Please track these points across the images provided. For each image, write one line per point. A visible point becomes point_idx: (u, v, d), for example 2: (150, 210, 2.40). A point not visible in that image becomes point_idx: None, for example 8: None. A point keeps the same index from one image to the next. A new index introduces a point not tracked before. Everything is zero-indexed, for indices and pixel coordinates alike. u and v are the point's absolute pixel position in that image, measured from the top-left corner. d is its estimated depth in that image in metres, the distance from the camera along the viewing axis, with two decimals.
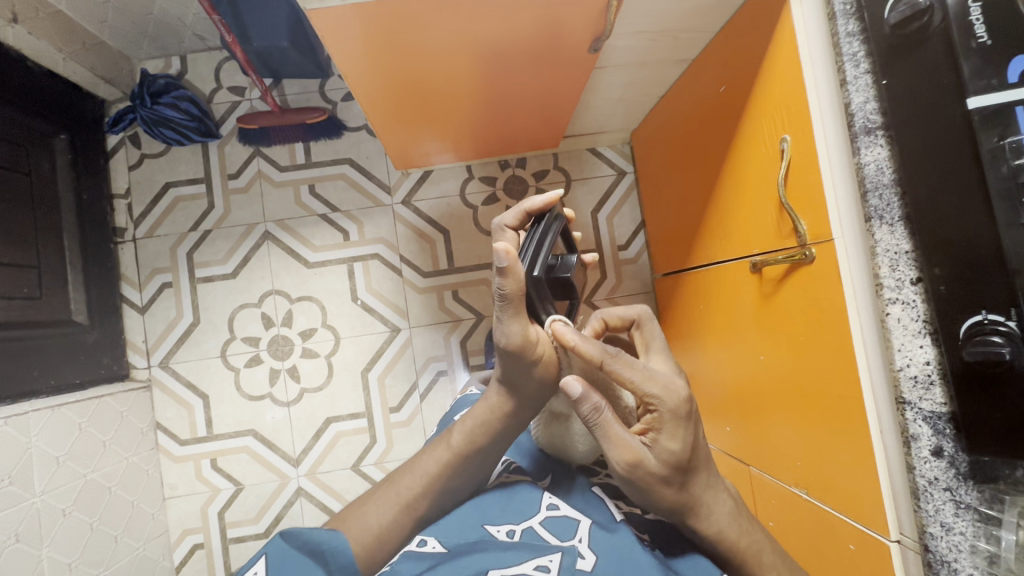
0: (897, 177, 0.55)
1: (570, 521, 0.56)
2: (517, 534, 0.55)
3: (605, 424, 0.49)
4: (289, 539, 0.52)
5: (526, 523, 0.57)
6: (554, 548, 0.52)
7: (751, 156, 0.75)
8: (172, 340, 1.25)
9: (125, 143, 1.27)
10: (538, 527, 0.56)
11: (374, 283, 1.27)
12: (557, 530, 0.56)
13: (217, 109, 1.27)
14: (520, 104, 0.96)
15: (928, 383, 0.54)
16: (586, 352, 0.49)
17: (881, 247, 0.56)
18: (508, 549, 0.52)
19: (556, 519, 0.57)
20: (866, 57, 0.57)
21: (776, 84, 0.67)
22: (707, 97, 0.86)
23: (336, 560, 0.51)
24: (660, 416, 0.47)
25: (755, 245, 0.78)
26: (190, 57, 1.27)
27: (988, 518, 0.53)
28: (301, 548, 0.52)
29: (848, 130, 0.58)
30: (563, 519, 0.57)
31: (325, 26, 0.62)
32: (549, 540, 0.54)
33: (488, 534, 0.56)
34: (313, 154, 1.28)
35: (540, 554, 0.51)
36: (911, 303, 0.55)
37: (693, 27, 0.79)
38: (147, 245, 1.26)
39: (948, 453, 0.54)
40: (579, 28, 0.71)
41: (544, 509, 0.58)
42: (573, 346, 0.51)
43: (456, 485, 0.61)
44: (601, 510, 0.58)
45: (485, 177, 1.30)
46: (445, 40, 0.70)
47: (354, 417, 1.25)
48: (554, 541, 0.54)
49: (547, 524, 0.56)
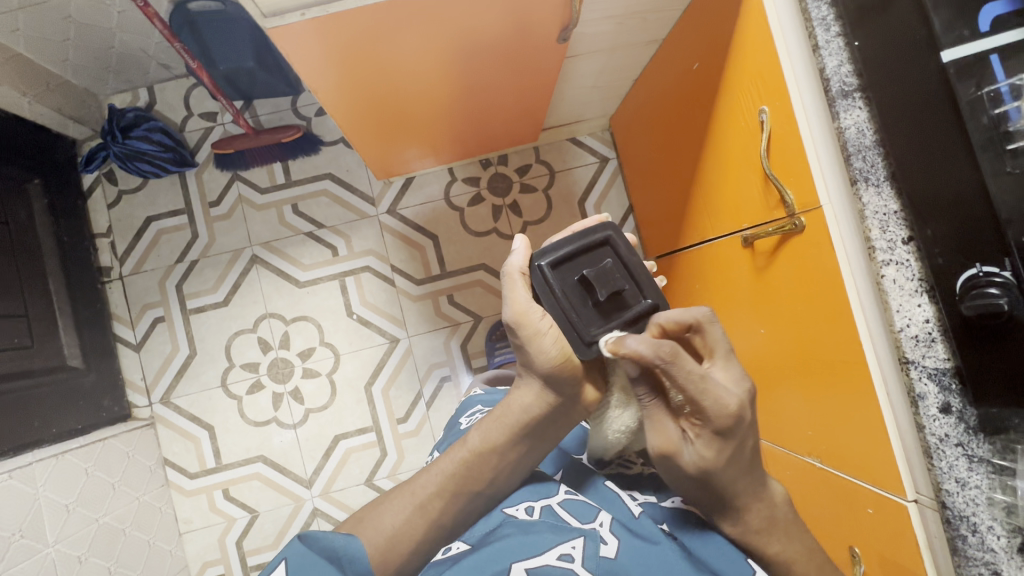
0: (878, 138, 0.55)
1: (591, 507, 0.58)
2: (537, 510, 0.58)
3: (653, 409, 0.55)
4: (306, 542, 0.54)
5: (545, 501, 0.60)
6: (576, 532, 0.53)
7: (731, 132, 0.75)
8: (171, 375, 1.24)
9: (100, 181, 1.25)
10: (558, 507, 0.58)
11: (368, 296, 1.26)
12: (578, 514, 0.57)
13: (191, 136, 1.26)
14: (494, 100, 0.95)
15: (929, 341, 0.54)
16: (643, 350, 0.51)
17: (870, 210, 0.55)
18: (530, 530, 0.53)
19: (574, 503, 0.59)
20: (836, 20, 0.57)
21: (748, 56, 0.66)
22: (681, 75, 0.85)
23: (353, 565, 0.53)
24: (701, 424, 0.51)
25: (743, 220, 0.78)
26: (157, 87, 1.26)
27: (1002, 469, 0.52)
28: (319, 553, 0.53)
29: (824, 95, 0.57)
30: (582, 505, 0.58)
31: (287, 45, 0.61)
32: (571, 522, 0.55)
33: (508, 514, 0.58)
34: (292, 173, 1.27)
35: (563, 540, 0.51)
36: (905, 263, 0.54)
37: (659, 7, 0.79)
38: (135, 281, 1.25)
39: (956, 408, 0.54)
40: (545, 18, 0.71)
41: (564, 492, 0.61)
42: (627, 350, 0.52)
43: (485, 484, 0.59)
44: (617, 506, 0.59)
45: (468, 177, 1.29)
46: (412, 48, 0.69)
47: (362, 432, 1.24)
48: (579, 526, 0.54)
49: (567, 505, 0.58)
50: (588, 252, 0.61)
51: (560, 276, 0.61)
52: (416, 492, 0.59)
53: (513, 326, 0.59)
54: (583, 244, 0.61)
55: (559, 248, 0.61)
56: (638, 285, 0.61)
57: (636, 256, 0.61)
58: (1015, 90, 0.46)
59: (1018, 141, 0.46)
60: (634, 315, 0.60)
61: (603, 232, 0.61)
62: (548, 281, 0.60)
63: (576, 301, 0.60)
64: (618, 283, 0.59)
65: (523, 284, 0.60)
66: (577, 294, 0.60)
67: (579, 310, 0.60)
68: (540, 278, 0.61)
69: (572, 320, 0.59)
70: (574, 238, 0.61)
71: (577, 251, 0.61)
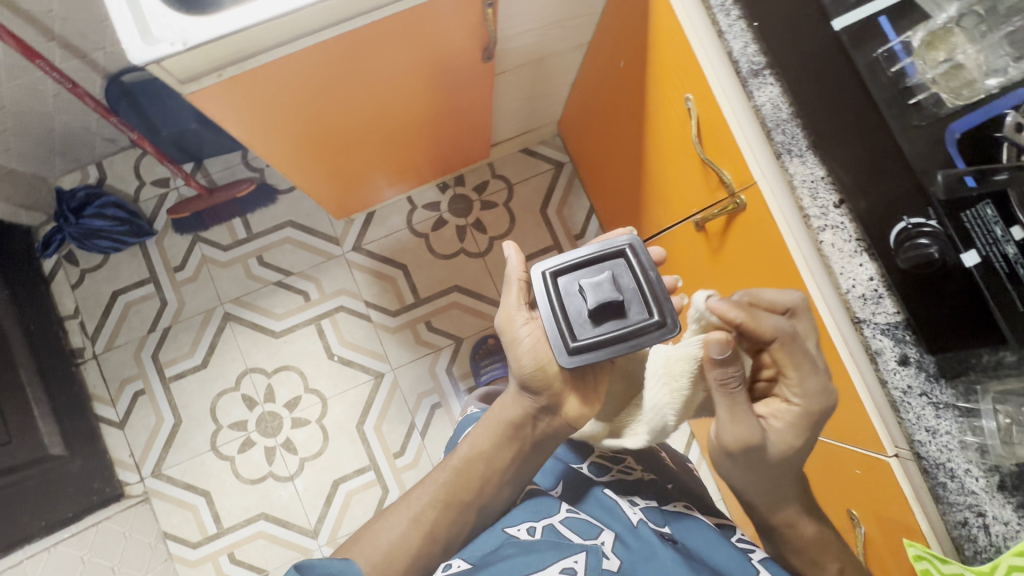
0: (794, 110, 0.57)
1: (593, 525, 0.59)
2: (538, 530, 0.58)
3: (735, 404, 0.54)
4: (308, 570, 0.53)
5: (546, 521, 0.60)
6: (578, 547, 0.53)
7: (664, 121, 0.76)
8: (159, 446, 1.22)
9: (61, 264, 1.24)
10: (559, 525, 0.59)
11: (346, 336, 1.26)
12: (579, 529, 0.58)
13: (146, 205, 1.26)
14: (437, 126, 0.96)
15: (877, 298, 0.54)
16: (727, 343, 0.51)
17: (798, 180, 0.56)
18: (533, 551, 0.53)
19: (575, 519, 0.60)
20: (734, 5, 0.60)
21: (664, 48, 0.68)
22: (610, 74, 0.86)
23: None
24: (797, 409, 0.56)
25: (692, 205, 0.79)
26: (106, 162, 1.26)
27: (967, 411, 0.53)
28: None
29: (737, 77, 0.59)
30: (583, 521, 0.59)
31: (211, 107, 0.62)
32: (572, 537, 0.56)
33: (510, 536, 0.58)
34: (252, 226, 1.27)
35: (566, 556, 0.52)
36: (840, 225, 0.55)
37: (575, 13, 0.80)
38: (110, 358, 1.24)
39: (914, 359, 0.54)
40: (464, 41, 0.72)
41: (565, 510, 0.61)
42: (718, 345, 0.51)
43: (475, 493, 0.65)
44: (617, 517, 0.61)
45: (428, 203, 1.30)
46: (338, 89, 0.70)
47: (360, 472, 1.22)
48: (588, 542, 0.55)
49: (569, 523, 0.59)
50: (597, 261, 0.57)
51: (560, 283, 0.57)
52: (410, 505, 0.65)
53: (502, 334, 0.62)
54: (591, 252, 0.57)
55: (568, 254, 0.57)
56: (645, 304, 0.55)
57: (649, 273, 0.55)
58: (905, 47, 0.52)
59: (918, 93, 0.51)
60: (634, 336, 0.54)
61: (617, 244, 0.56)
62: (546, 286, 0.57)
63: (571, 312, 0.56)
64: (613, 298, 0.54)
65: (517, 293, 0.63)
66: (576, 304, 0.56)
67: (574, 316, 0.56)
68: (540, 284, 0.57)
69: (567, 323, 0.56)
70: (583, 244, 0.57)
71: (585, 259, 0.57)
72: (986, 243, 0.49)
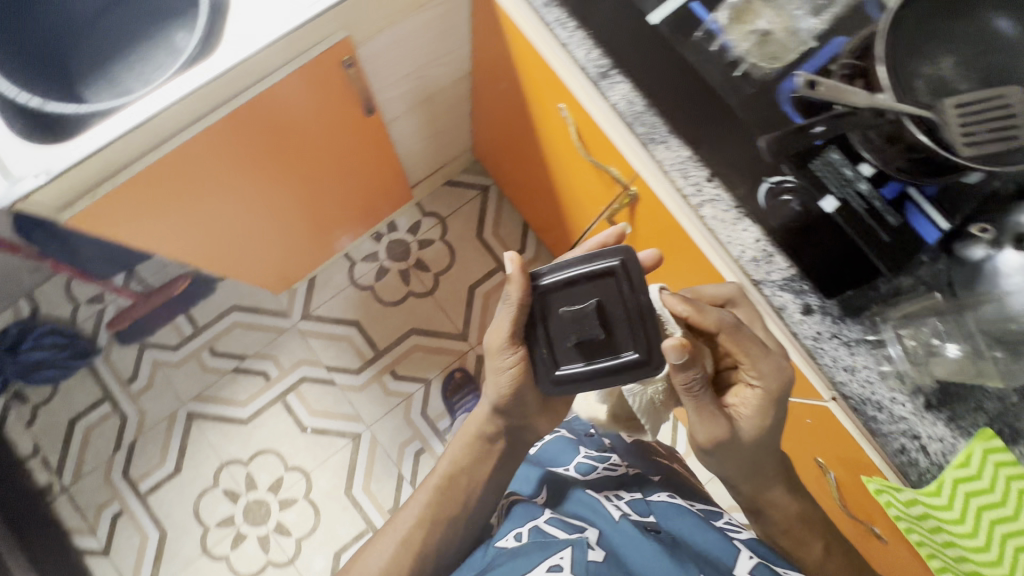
0: (648, 101, 0.59)
1: (576, 524, 0.58)
2: (525, 534, 0.58)
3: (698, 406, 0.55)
4: None
5: (533, 522, 0.59)
6: (563, 544, 0.52)
7: (551, 132, 0.79)
8: (150, 564, 1.18)
9: (11, 404, 1.22)
10: (544, 525, 0.58)
11: (315, 405, 1.25)
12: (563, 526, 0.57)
13: (86, 325, 1.24)
14: (347, 184, 0.97)
15: (767, 257, 0.57)
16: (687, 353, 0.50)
17: (668, 164, 0.58)
18: (519, 556, 0.53)
19: (559, 519, 0.59)
20: (568, 17, 0.61)
21: (527, 66, 0.71)
22: (495, 97, 0.89)
23: None
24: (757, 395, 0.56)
25: (598, 205, 0.81)
26: (36, 292, 1.24)
27: (875, 342, 0.56)
28: None
29: (589, 81, 0.61)
30: (567, 521, 0.59)
31: (98, 226, 0.64)
32: (557, 535, 0.56)
33: (499, 548, 0.57)
34: (197, 320, 1.27)
35: (551, 554, 0.51)
36: (717, 198, 0.57)
37: (442, 50, 0.82)
38: (80, 487, 1.20)
39: (817, 306, 0.56)
40: (338, 102, 0.74)
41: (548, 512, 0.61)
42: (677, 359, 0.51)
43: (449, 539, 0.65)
44: (600, 513, 0.60)
45: (366, 256, 1.31)
46: (224, 175, 0.72)
47: (359, 538, 1.19)
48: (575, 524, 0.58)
49: (553, 522, 0.59)
50: (591, 281, 0.55)
51: (548, 301, 0.57)
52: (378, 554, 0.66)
53: (490, 358, 0.62)
54: (585, 272, 0.55)
55: (562, 270, 0.56)
56: (630, 336, 0.54)
57: (641, 301, 0.54)
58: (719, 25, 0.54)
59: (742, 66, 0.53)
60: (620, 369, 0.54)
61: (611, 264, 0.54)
62: (536, 303, 0.57)
63: (555, 334, 0.57)
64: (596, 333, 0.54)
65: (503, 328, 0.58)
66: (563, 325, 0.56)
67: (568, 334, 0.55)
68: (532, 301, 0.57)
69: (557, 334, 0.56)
70: (577, 263, 0.55)
71: (578, 280, 0.55)
72: (840, 185, 0.52)
